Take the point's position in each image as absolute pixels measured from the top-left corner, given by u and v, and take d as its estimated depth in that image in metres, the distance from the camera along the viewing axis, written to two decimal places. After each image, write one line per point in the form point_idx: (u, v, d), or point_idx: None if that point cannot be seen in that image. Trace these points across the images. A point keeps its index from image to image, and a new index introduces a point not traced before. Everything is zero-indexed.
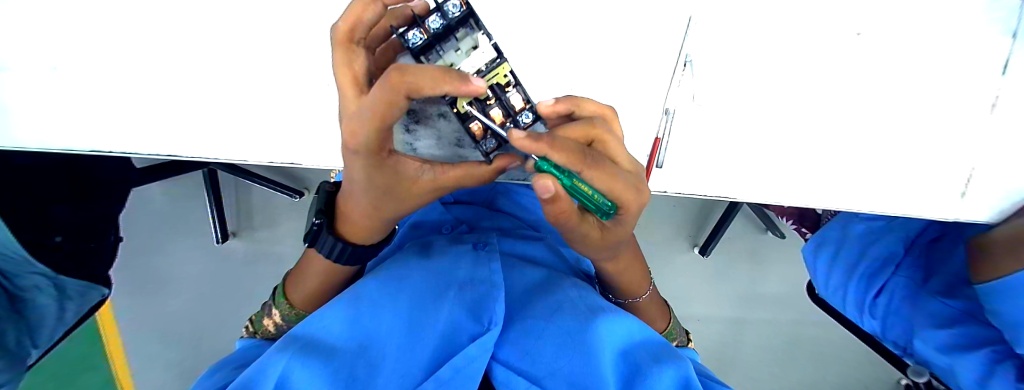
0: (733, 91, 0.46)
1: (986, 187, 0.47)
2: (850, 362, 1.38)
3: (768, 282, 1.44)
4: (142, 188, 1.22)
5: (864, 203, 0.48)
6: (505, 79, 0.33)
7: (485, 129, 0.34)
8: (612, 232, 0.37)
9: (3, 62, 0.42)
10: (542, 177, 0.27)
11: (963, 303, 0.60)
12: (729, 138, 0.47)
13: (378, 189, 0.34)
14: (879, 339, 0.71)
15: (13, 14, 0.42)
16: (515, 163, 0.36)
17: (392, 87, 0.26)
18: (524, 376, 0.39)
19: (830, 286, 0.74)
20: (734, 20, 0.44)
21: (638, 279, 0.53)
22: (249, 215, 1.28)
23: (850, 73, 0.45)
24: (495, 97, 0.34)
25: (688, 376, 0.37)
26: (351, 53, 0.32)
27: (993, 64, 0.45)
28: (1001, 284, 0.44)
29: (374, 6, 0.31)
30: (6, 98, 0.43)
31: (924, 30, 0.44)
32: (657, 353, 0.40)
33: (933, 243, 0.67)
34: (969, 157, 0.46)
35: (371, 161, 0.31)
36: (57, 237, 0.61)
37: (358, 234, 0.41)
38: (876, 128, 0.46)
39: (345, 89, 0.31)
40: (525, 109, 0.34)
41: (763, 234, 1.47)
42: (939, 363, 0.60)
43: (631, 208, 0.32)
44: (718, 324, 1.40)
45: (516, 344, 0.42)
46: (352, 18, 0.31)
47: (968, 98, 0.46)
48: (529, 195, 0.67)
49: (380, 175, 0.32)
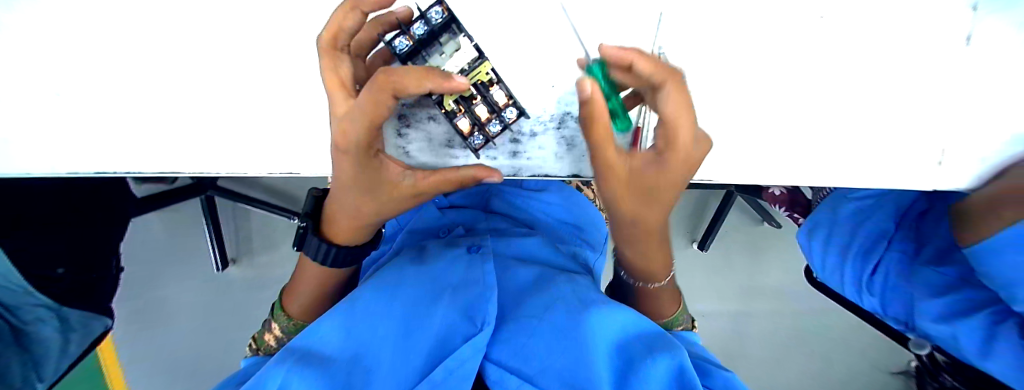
0: (710, 80, 0.48)
1: (962, 155, 0.48)
2: (857, 348, 1.38)
3: (768, 273, 1.45)
4: (143, 217, 1.23)
5: (844, 179, 0.50)
6: (488, 77, 0.35)
7: (472, 126, 0.36)
8: (663, 195, 0.36)
9: (7, 95, 0.44)
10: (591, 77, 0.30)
11: (956, 268, 0.61)
12: (710, 124, 0.48)
13: (361, 188, 0.35)
14: (881, 316, 0.73)
15: (12, 49, 0.43)
16: (493, 179, 0.37)
17: (378, 89, 0.27)
18: (516, 372, 0.39)
19: (827, 267, 0.76)
20: (705, 13, 0.47)
21: (661, 264, 0.51)
22: (248, 241, 1.28)
23: (818, 57, 0.47)
24: (480, 95, 0.35)
25: (682, 364, 0.38)
26: (336, 60, 0.34)
27: (957, 38, 0.47)
28: (983, 247, 0.45)
29: (354, 13, 0.33)
30: (9, 131, 0.44)
31: (888, 9, 0.46)
32: (651, 343, 0.42)
33: (921, 217, 0.69)
34: (940, 128, 0.48)
35: (357, 162, 0.32)
36: (59, 269, 0.61)
37: (345, 235, 0.42)
38: (848, 106, 0.48)
39: (331, 91, 0.33)
40: (509, 105, 0.36)
41: (759, 225, 1.48)
42: (938, 334, 0.61)
43: (686, 146, 0.32)
44: (722, 318, 1.41)
45: (508, 342, 0.42)
46: (335, 26, 0.33)
47: (935, 72, 0.47)
48: (521, 195, 0.66)
49: (365, 174, 0.34)
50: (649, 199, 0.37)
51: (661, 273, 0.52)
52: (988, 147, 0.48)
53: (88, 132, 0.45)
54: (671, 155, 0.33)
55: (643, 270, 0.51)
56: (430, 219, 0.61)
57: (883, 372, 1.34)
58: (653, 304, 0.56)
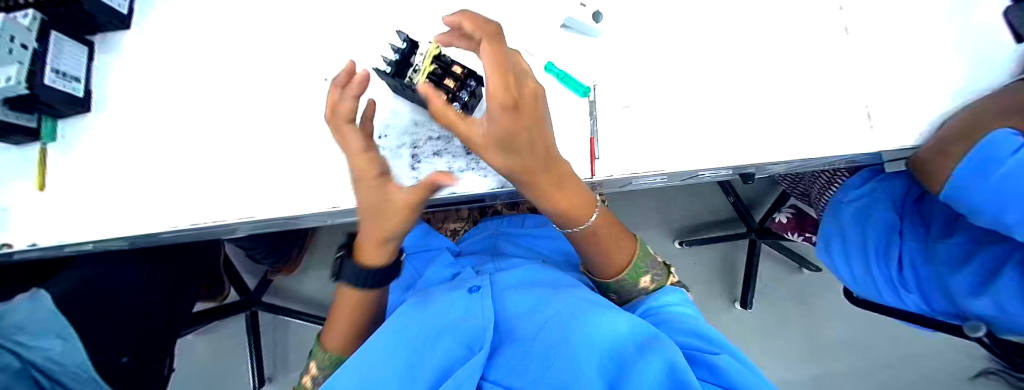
0: (661, 87, 0.53)
1: (906, 121, 0.53)
2: (944, 379, 1.23)
3: (827, 326, 1.31)
4: (189, 340, 1.28)
5: (813, 154, 0.52)
6: (446, 58, 0.48)
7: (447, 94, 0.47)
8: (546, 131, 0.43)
9: (83, 185, 0.54)
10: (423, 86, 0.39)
11: (967, 234, 0.61)
12: (670, 122, 0.52)
13: (370, 206, 0.47)
14: (933, 315, 0.68)
15: (89, 147, 0.54)
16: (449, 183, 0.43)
17: (337, 123, 0.45)
18: (508, 387, 0.41)
19: (859, 276, 0.74)
20: (644, 35, 0.54)
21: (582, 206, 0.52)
22: (286, 356, 1.32)
23: (750, 56, 0.54)
24: (445, 70, 0.47)
25: (674, 361, 0.37)
26: (337, 126, 0.45)
27: (860, 26, 0.55)
28: (951, 184, 0.52)
29: (337, 89, 0.45)
30: (78, 213, 0.53)
31: (804, 11, 0.56)
32: (644, 344, 0.40)
33: (919, 201, 0.70)
34: (875, 95, 0.53)
35: (363, 183, 0.46)
36: (123, 357, 0.69)
37: (374, 259, 0.52)
38: (791, 91, 0.53)
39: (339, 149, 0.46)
40: (470, 78, 0.48)
41: (799, 273, 1.34)
42: (987, 313, 0.58)
43: (497, 94, 0.37)
44: (792, 387, 1.27)
45: (504, 366, 0.43)
46: (329, 105, 0.45)
47: (855, 53, 0.54)
48: (527, 237, 0.73)
49: (373, 193, 0.46)
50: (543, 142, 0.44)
51: (583, 214, 0.52)
52: (926, 107, 0.53)
53: (134, 203, 0.53)
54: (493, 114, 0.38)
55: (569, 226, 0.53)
56: (445, 267, 0.65)
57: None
58: (603, 253, 0.56)
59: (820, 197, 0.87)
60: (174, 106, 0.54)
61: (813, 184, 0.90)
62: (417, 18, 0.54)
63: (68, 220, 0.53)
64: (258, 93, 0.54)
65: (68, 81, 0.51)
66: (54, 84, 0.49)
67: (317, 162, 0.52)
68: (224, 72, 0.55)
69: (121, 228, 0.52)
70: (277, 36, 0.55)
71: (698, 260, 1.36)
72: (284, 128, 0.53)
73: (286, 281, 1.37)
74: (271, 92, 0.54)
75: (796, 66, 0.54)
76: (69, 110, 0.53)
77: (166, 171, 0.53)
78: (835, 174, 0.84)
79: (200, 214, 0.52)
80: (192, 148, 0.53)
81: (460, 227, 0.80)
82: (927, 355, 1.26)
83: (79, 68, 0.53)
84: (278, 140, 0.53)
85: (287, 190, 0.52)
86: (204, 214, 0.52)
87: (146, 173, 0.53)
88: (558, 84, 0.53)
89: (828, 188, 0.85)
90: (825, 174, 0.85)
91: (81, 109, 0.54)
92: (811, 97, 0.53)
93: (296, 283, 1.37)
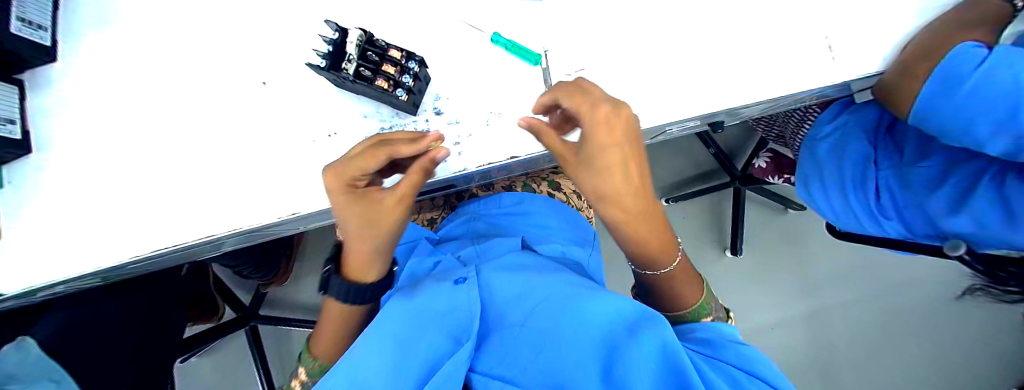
0: (615, 46, 0.52)
1: (857, 55, 0.53)
2: (928, 297, 1.30)
3: (818, 260, 1.34)
4: (192, 362, 1.27)
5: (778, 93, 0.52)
6: (383, 44, 0.47)
7: (389, 81, 0.46)
8: (607, 160, 0.39)
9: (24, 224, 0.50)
10: (397, 147, 0.43)
11: (941, 157, 0.61)
12: (629, 81, 0.51)
13: (362, 221, 0.45)
14: (913, 239, 0.69)
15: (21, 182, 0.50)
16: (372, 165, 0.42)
17: (367, 152, 0.42)
18: (499, 377, 0.39)
19: (839, 211, 0.75)
20: None
21: (658, 236, 0.49)
22: (292, 363, 1.31)
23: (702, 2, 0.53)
24: (382, 57, 0.47)
25: (667, 341, 0.36)
26: (365, 160, 0.43)
27: None
28: (919, 110, 0.51)
29: (384, 150, 0.42)
30: (20, 253, 0.49)
31: None
32: (636, 327, 0.38)
33: (890, 130, 0.70)
34: (828, 28, 0.53)
35: (356, 200, 0.44)
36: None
37: (358, 274, 0.53)
38: (747, 33, 0.52)
39: (339, 176, 0.43)
40: (412, 60, 0.47)
41: (785, 213, 1.36)
42: (970, 231, 0.58)
43: (609, 134, 0.39)
44: (792, 326, 1.30)
45: (493, 354, 0.42)
46: (371, 149, 0.42)
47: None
48: (506, 217, 0.73)
49: (366, 209, 0.45)
50: (592, 163, 0.40)
51: (665, 256, 0.51)
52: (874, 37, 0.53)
53: (83, 235, 0.49)
54: (602, 138, 0.39)
55: (644, 258, 0.51)
56: (424, 257, 0.65)
57: (952, 302, 1.30)
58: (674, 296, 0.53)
59: (795, 137, 0.88)
60: (106, 130, 0.51)
61: (785, 125, 0.91)
62: (356, 6, 0.51)
63: (14, 267, 0.49)
64: (202, 106, 0.51)
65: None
66: None
67: (275, 168, 0.50)
68: (160, 87, 0.51)
69: (77, 261, 0.49)
70: (209, 41, 0.52)
71: (685, 213, 1.38)
72: (236, 139, 0.51)
73: (280, 292, 1.34)
74: (214, 103, 0.51)
75: (749, 7, 0.53)
76: (8, 156, 0.47)
77: (110, 198, 0.50)
78: (806, 112, 0.85)
79: (163, 239, 0.50)
80: (139, 170, 0.50)
81: (438, 215, 0.81)
82: (914, 278, 1.31)
83: (13, 109, 0.47)
84: (229, 151, 0.50)
85: (248, 200, 0.50)
86: (166, 238, 0.50)
87: (92, 204, 0.50)
88: (508, 55, 0.52)
89: (801, 127, 0.86)
90: (798, 112, 0.86)
91: (22, 151, 0.48)
92: (766, 38, 0.52)
93: (291, 293, 1.34)
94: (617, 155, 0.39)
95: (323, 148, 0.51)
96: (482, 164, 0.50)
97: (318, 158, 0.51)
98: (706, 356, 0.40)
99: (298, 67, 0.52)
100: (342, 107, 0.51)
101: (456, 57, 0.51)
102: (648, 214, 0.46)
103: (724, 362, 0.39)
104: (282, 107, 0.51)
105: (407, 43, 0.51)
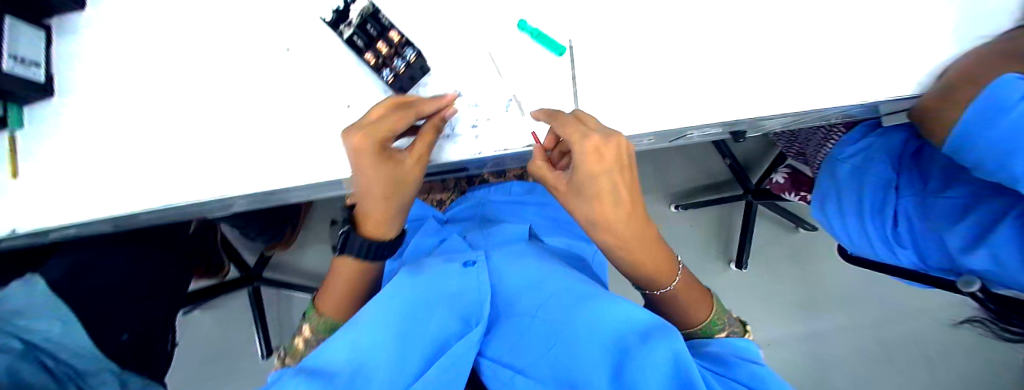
0: (640, 46, 0.51)
1: (889, 77, 0.52)
2: (930, 329, 1.28)
3: (824, 282, 1.32)
4: (193, 317, 1.30)
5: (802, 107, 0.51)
6: (387, 24, 0.49)
7: (377, 59, 0.48)
8: (598, 188, 0.43)
9: (40, 166, 0.51)
10: (422, 107, 0.46)
11: (963, 190, 0.60)
12: (650, 83, 0.51)
13: (386, 182, 0.48)
14: (926, 270, 0.68)
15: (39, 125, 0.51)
16: (405, 123, 0.45)
17: (400, 114, 0.44)
18: (509, 366, 0.40)
19: (854, 232, 0.74)
20: None
21: (660, 260, 0.51)
22: (291, 326, 1.34)
23: (734, 9, 0.51)
24: (381, 36, 0.48)
25: (681, 353, 0.34)
26: (394, 122, 0.44)
27: None
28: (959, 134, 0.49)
29: (410, 114, 0.45)
30: (36, 193, 0.50)
31: None
32: (647, 334, 0.37)
33: (917, 156, 0.68)
34: (858, 47, 0.52)
35: (382, 161, 0.46)
36: (123, 335, 0.66)
37: (377, 230, 0.56)
38: (774, 45, 0.51)
39: (371, 135, 0.43)
40: (409, 47, 0.48)
41: (794, 233, 1.34)
42: (984, 269, 0.57)
43: (593, 164, 0.42)
44: (789, 346, 1.29)
45: (500, 341, 0.43)
46: (398, 114, 0.44)
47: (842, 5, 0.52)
48: (513, 204, 0.73)
49: (391, 170, 0.47)
50: (584, 191, 0.44)
51: (656, 268, 0.51)
52: (905, 61, 0.52)
53: (98, 182, 0.51)
54: (586, 170, 0.42)
55: (650, 279, 0.52)
56: (429, 235, 0.67)
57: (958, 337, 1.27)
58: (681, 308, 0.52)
59: (816, 155, 0.86)
60: (127, 82, 0.51)
61: (807, 142, 0.89)
62: None
63: (28, 206, 0.50)
64: (224, 65, 0.51)
65: (26, 67, 0.46)
66: (13, 71, 0.45)
67: (290, 135, 0.51)
68: (181, 40, 0.51)
69: (93, 208, 0.50)
70: None
71: (693, 222, 1.36)
72: (255, 100, 0.51)
73: (285, 257, 1.36)
74: (234, 62, 0.51)
75: (779, 18, 0.52)
76: (31, 96, 0.49)
77: (128, 149, 0.51)
78: (830, 131, 0.83)
79: (174, 193, 0.50)
80: (158, 124, 0.51)
81: (447, 197, 0.82)
82: (919, 309, 1.29)
83: (38, 52, 0.48)
84: (246, 113, 0.51)
85: (260, 163, 0.51)
86: (178, 193, 0.51)
87: (108, 152, 0.51)
88: (532, 43, 0.51)
89: (823, 145, 0.84)
90: (822, 130, 0.84)
91: (44, 94, 0.49)
92: (794, 52, 0.51)
93: (295, 259, 1.36)
94: (604, 181, 0.43)
95: (337, 117, 0.51)
96: (499, 149, 0.50)
97: (333, 127, 0.51)
98: (717, 374, 0.39)
99: (320, 36, 0.52)
100: (361, 79, 0.51)
101: (479, 40, 0.51)
102: (644, 240, 0.48)
103: (734, 381, 0.38)
104: (301, 74, 0.51)
105: (430, 22, 0.51)
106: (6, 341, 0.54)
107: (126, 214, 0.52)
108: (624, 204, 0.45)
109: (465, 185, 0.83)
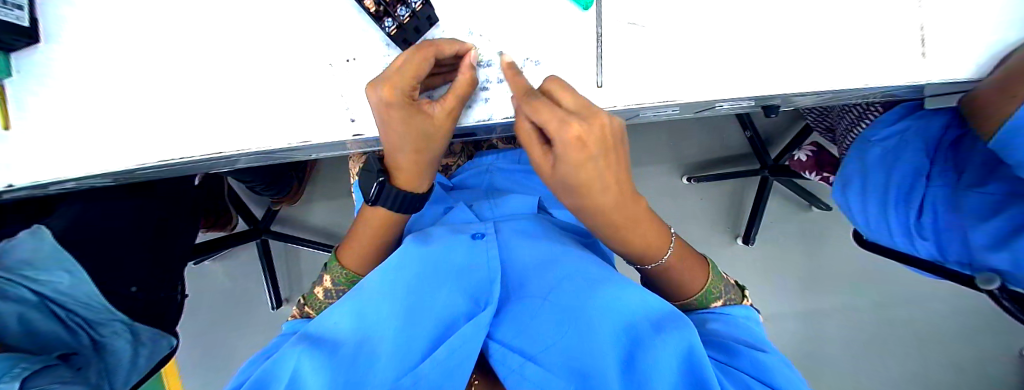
0: (673, 10, 0.46)
1: (948, 50, 0.47)
2: (934, 312, 1.28)
3: (831, 262, 1.31)
4: (202, 266, 1.33)
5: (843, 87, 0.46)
6: None
7: (379, 5, 0.43)
8: (584, 175, 0.39)
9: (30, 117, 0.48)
10: (441, 48, 0.42)
11: (1002, 187, 0.56)
12: (681, 53, 0.46)
13: (415, 134, 0.45)
14: (942, 262, 0.65)
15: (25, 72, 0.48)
16: (428, 64, 0.42)
17: (421, 57, 0.41)
18: (520, 351, 0.39)
19: (872, 219, 0.70)
20: None
21: (656, 235, 0.49)
22: (299, 279, 1.37)
23: None
24: None
25: (692, 344, 0.36)
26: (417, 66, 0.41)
27: None
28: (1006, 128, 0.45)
29: (432, 53, 0.42)
30: (31, 146, 0.49)
31: None
32: (662, 324, 0.38)
33: (955, 146, 0.64)
34: (916, 20, 0.47)
35: (410, 109, 0.43)
36: (133, 287, 0.68)
37: (412, 185, 0.53)
38: (821, 14, 0.47)
39: (394, 82, 0.41)
40: None
41: (807, 211, 1.31)
42: (1004, 268, 0.55)
43: (573, 156, 0.37)
44: (788, 323, 1.30)
45: (512, 324, 0.41)
46: (419, 56, 0.41)
47: None
48: (522, 174, 0.71)
49: (416, 122, 0.44)
50: (568, 180, 0.40)
51: (660, 249, 0.50)
52: (969, 37, 0.47)
53: (90, 136, 0.48)
54: (568, 159, 0.38)
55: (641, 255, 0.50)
56: (435, 203, 0.65)
57: (960, 322, 1.27)
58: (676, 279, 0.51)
59: (847, 134, 0.81)
60: (116, 29, 0.48)
61: (839, 119, 0.84)
62: None
63: (23, 158, 0.49)
64: (220, 13, 0.47)
65: (9, 9, 0.43)
66: None
67: (290, 94, 0.48)
68: None
69: (88, 164, 0.49)
70: None
71: (704, 195, 1.33)
72: (253, 55, 0.47)
73: (291, 212, 1.36)
74: (229, 11, 0.47)
75: None
76: (17, 43, 0.46)
77: (120, 103, 0.48)
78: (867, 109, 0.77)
79: (171, 151, 0.48)
80: (150, 77, 0.48)
81: (454, 162, 0.78)
82: (926, 294, 1.28)
83: None
84: (243, 69, 0.48)
85: (258, 123, 0.48)
86: (173, 152, 0.48)
87: (100, 104, 0.48)
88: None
89: (857, 124, 0.78)
90: (857, 107, 0.78)
91: (28, 40, 0.46)
92: (842, 23, 0.47)
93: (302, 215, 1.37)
94: (591, 169, 0.38)
95: (340, 73, 0.48)
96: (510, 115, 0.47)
97: (334, 85, 0.48)
98: (720, 362, 0.41)
99: None
100: (367, 35, 0.48)
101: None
102: (638, 220, 0.47)
103: (738, 371, 0.39)
104: (302, 26, 0.47)
105: None
106: (16, 292, 0.57)
107: (123, 171, 0.51)
108: (611, 189, 0.41)
109: (472, 150, 0.80)
